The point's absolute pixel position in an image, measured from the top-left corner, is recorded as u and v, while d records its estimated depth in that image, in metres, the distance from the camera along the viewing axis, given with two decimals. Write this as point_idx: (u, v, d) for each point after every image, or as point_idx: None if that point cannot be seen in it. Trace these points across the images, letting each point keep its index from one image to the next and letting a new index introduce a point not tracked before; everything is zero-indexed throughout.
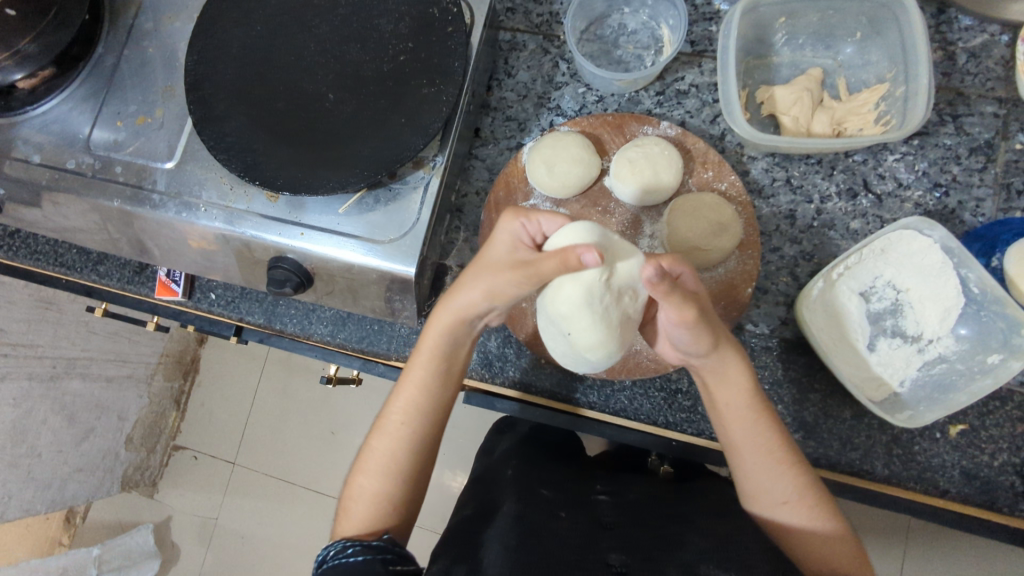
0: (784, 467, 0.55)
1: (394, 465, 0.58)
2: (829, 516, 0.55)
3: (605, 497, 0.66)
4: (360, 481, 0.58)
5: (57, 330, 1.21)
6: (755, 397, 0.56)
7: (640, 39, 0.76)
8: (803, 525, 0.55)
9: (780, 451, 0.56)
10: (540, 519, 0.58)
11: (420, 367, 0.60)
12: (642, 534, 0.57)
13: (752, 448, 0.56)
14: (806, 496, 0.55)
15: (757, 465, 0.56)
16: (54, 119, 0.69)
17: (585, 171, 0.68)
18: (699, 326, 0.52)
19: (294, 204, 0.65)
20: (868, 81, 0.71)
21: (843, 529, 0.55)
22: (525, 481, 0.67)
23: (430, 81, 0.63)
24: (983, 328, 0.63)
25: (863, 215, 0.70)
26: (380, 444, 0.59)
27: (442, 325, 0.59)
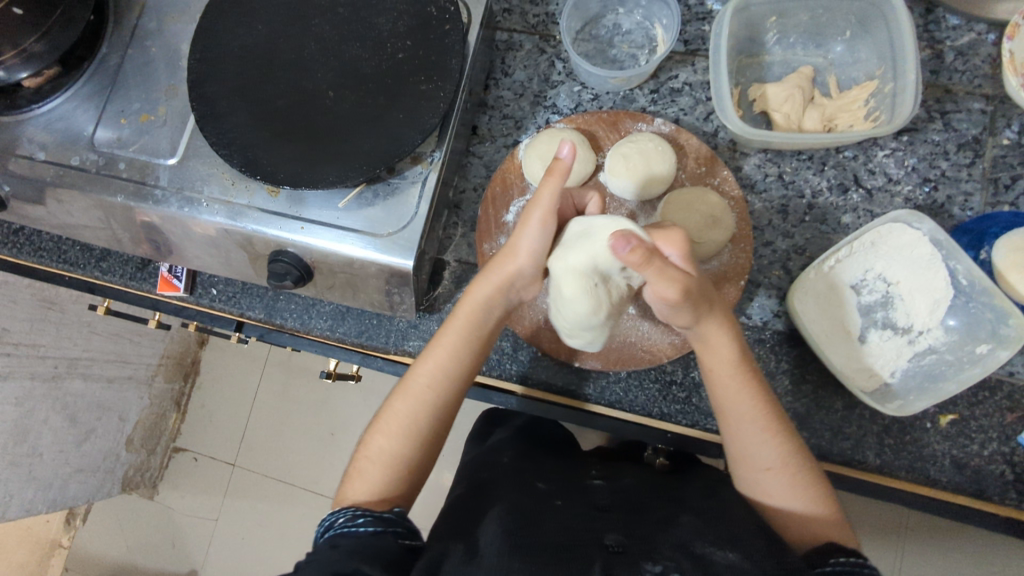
0: (769, 435, 0.57)
1: (415, 429, 0.59)
2: (811, 485, 0.57)
3: (601, 482, 0.68)
4: (377, 442, 0.59)
5: (59, 331, 1.22)
6: (739, 363, 0.58)
7: (635, 38, 0.78)
8: (785, 493, 0.57)
9: (767, 420, 0.57)
10: (535, 504, 0.60)
11: (452, 332, 0.61)
12: (637, 517, 0.58)
13: (738, 414, 0.57)
14: (789, 463, 0.57)
15: (743, 432, 0.57)
16: (58, 117, 0.70)
17: (580, 167, 0.69)
18: (683, 305, 0.54)
19: (295, 199, 0.66)
20: (858, 79, 0.72)
21: (824, 497, 0.57)
22: (520, 474, 0.68)
23: (428, 78, 0.64)
24: (972, 318, 0.64)
25: (854, 209, 0.71)
26: (402, 405, 0.60)
27: (482, 292, 0.61)
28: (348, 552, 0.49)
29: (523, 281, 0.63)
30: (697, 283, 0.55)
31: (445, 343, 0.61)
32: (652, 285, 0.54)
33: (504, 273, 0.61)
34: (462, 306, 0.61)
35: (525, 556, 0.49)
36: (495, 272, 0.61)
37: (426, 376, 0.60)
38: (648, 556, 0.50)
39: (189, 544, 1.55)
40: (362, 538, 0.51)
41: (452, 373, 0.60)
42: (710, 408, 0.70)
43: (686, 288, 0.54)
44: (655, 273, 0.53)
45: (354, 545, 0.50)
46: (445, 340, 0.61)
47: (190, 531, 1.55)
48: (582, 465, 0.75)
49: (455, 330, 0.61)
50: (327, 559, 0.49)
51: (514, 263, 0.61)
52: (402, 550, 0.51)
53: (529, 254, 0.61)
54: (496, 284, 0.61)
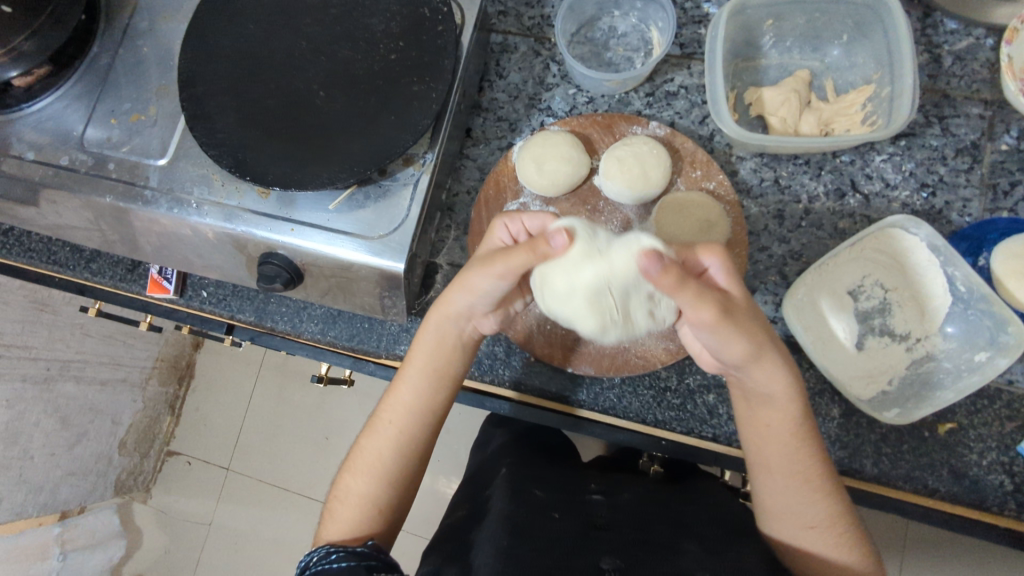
0: (821, 494, 0.55)
1: (380, 466, 0.58)
2: (851, 541, 0.55)
3: (600, 496, 0.67)
4: (349, 481, 0.59)
5: (51, 332, 1.21)
6: (797, 421, 0.56)
7: (630, 41, 0.77)
8: (827, 551, 0.55)
9: (817, 478, 0.56)
10: (531, 520, 0.58)
11: (412, 366, 0.61)
12: (633, 539, 0.57)
13: (790, 471, 0.55)
14: (832, 522, 0.55)
15: (794, 489, 0.55)
16: (49, 117, 0.69)
17: (573, 170, 0.68)
18: (724, 330, 0.51)
19: (285, 200, 0.66)
20: (855, 83, 0.72)
21: (861, 552, 0.55)
22: (518, 481, 0.68)
23: (420, 79, 0.63)
24: (971, 325, 0.63)
25: (851, 215, 0.70)
26: (369, 443, 0.60)
27: (434, 324, 0.60)
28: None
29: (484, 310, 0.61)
30: (737, 309, 0.51)
31: (405, 377, 0.60)
32: (687, 308, 0.51)
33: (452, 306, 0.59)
34: (418, 340, 0.61)
35: None
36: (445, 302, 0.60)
37: (388, 413, 0.60)
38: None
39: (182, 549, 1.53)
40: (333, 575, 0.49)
41: (411, 406, 0.60)
42: (705, 415, 0.69)
43: (726, 312, 0.51)
44: (690, 296, 0.50)
45: None
46: (405, 375, 0.61)
47: (183, 536, 1.54)
48: (581, 475, 0.74)
49: (414, 365, 0.61)
50: None
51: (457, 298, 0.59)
52: None
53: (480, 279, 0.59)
54: (444, 316, 0.60)
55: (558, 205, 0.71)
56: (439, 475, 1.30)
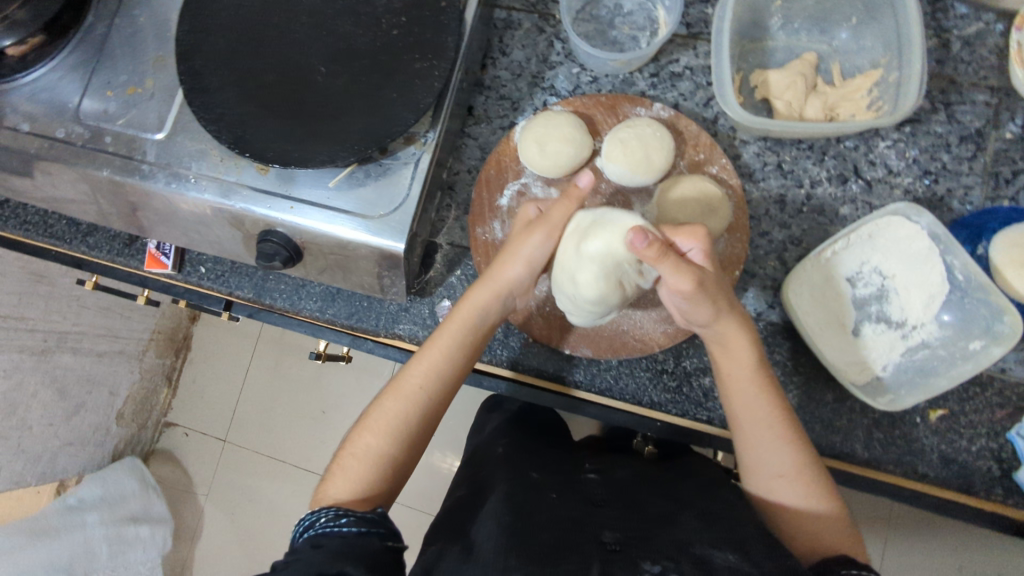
0: (784, 441, 0.57)
1: (404, 428, 0.58)
2: (821, 495, 0.56)
3: (595, 476, 0.68)
4: (366, 439, 0.57)
5: (48, 304, 1.20)
6: (753, 365, 0.59)
7: (636, 20, 0.76)
8: (798, 503, 0.56)
9: (781, 426, 0.57)
10: (531, 498, 0.60)
11: (446, 332, 0.61)
12: (631, 514, 0.58)
13: (754, 418, 0.57)
14: (798, 472, 0.56)
15: (757, 438, 0.57)
16: (43, 87, 0.68)
17: (576, 151, 0.67)
18: (697, 296, 0.55)
19: (285, 177, 0.65)
20: (862, 67, 0.71)
21: (834, 504, 0.56)
22: (516, 463, 0.69)
23: (423, 56, 0.62)
24: (967, 314, 0.64)
25: (853, 201, 0.70)
26: (392, 404, 0.59)
27: (478, 298, 0.62)
28: (330, 557, 0.47)
29: (518, 289, 0.64)
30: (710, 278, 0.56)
31: (441, 341, 0.61)
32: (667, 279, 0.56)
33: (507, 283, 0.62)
34: (458, 309, 0.62)
35: (518, 554, 0.50)
36: (493, 278, 0.62)
37: (416, 372, 0.60)
38: (646, 556, 0.50)
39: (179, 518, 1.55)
40: (345, 540, 0.49)
41: (445, 374, 0.60)
42: (700, 398, 0.70)
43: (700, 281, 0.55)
44: (669, 267, 0.55)
45: (337, 548, 0.48)
46: (439, 340, 0.61)
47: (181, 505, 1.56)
48: (576, 456, 0.75)
49: (450, 332, 0.61)
50: (311, 560, 0.47)
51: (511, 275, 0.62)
52: (387, 552, 0.50)
53: (526, 262, 0.63)
54: (493, 290, 0.62)
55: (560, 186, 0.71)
56: (435, 450, 1.31)
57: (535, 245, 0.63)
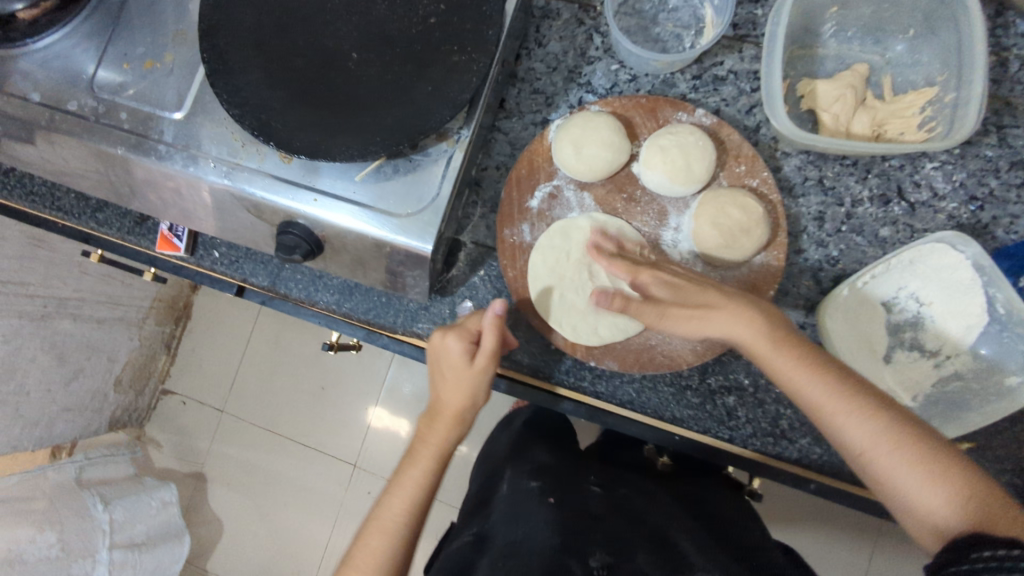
0: (847, 396, 0.52)
1: (401, 526, 0.60)
2: (940, 472, 0.49)
3: (598, 490, 0.71)
4: (366, 542, 0.59)
5: (48, 269, 1.17)
6: (784, 344, 0.55)
7: (681, 17, 0.72)
8: (892, 471, 0.50)
9: (840, 384, 0.53)
10: (529, 513, 0.64)
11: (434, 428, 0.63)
12: (626, 532, 0.62)
13: (772, 356, 0.55)
14: (891, 441, 0.51)
15: (792, 365, 0.54)
16: (55, 56, 0.64)
17: (613, 156, 0.65)
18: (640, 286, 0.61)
19: (309, 167, 0.62)
20: (915, 83, 0.68)
21: (945, 477, 0.49)
22: (517, 480, 0.73)
23: (461, 48, 0.59)
24: (1004, 348, 0.62)
25: (894, 222, 0.68)
26: (390, 508, 0.61)
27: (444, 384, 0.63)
28: None
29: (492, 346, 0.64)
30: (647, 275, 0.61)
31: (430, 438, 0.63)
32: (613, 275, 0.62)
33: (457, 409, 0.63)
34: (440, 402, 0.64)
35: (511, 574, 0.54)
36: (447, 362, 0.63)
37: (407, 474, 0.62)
38: None
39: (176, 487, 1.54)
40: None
41: (431, 467, 0.63)
42: (722, 416, 0.69)
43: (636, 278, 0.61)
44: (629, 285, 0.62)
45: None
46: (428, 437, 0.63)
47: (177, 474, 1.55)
48: (580, 465, 0.78)
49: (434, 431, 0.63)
50: None
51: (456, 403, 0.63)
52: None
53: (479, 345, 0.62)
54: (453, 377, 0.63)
55: (593, 190, 0.69)
56: None
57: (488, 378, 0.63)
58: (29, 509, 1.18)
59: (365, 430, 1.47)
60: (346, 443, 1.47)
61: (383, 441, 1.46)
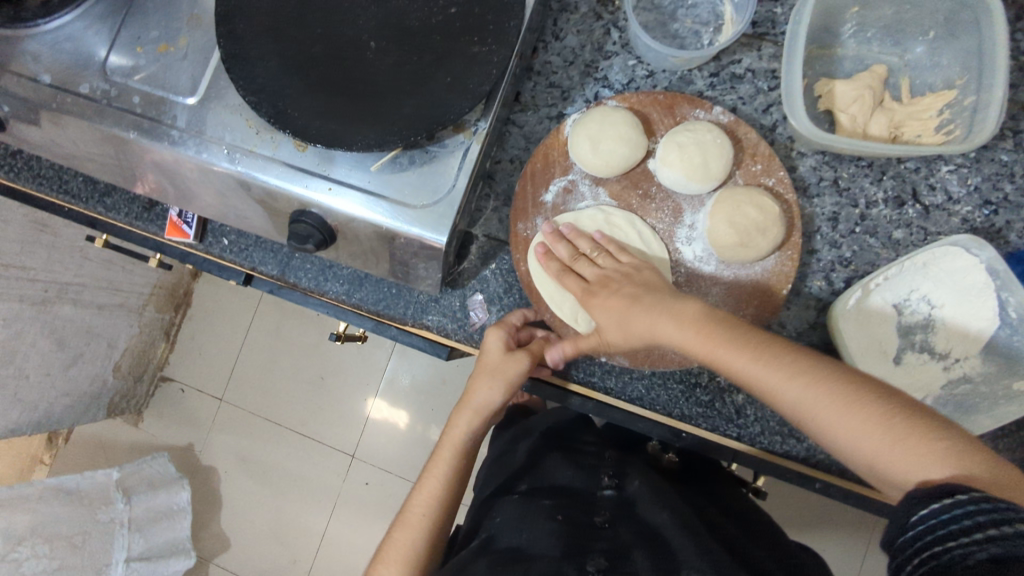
0: (768, 369, 0.51)
1: (427, 521, 0.66)
2: (874, 418, 0.46)
3: (611, 497, 0.75)
4: (396, 535, 0.66)
5: (50, 254, 1.16)
6: (713, 330, 0.53)
7: (700, 13, 0.71)
8: (836, 431, 0.48)
9: (755, 353, 0.51)
10: (536, 522, 0.68)
11: (461, 419, 0.70)
12: (627, 535, 0.66)
13: (695, 342, 0.54)
14: (838, 405, 0.47)
15: (712, 348, 0.53)
16: (67, 37, 0.64)
17: (629, 152, 0.65)
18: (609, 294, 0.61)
19: (324, 156, 0.61)
20: (934, 85, 0.68)
21: (878, 422, 0.46)
22: (531, 490, 0.77)
23: (481, 39, 0.58)
24: (1015, 352, 0.62)
25: (908, 225, 0.68)
26: (420, 497, 0.68)
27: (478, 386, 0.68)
28: None
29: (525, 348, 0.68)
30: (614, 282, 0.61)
31: (458, 424, 0.70)
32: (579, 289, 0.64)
33: (480, 405, 0.69)
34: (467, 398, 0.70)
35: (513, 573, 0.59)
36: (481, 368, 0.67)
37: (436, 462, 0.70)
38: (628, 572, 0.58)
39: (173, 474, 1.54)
40: None
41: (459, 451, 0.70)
42: (732, 414, 0.69)
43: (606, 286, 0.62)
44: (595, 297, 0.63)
45: None
46: (456, 426, 0.70)
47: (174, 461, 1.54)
48: (596, 466, 0.82)
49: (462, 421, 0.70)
50: None
51: (481, 397, 0.68)
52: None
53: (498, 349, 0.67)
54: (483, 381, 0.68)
55: (608, 186, 0.68)
56: None
57: (520, 371, 0.66)
58: (57, 543, 1.20)
59: (365, 420, 1.47)
60: (346, 434, 1.47)
61: (382, 432, 1.46)
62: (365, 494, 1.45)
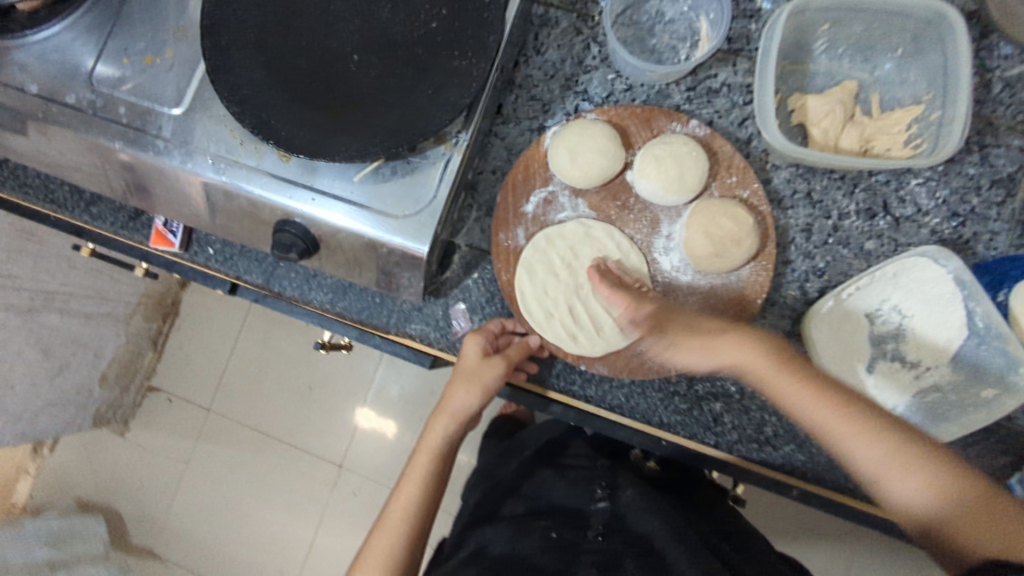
0: (852, 422, 0.56)
1: (407, 525, 0.68)
2: (939, 482, 0.52)
3: (604, 506, 0.76)
4: (376, 541, 0.68)
5: (36, 263, 1.16)
6: (788, 367, 0.59)
7: (677, 29, 0.73)
8: (899, 487, 0.54)
9: (843, 406, 0.57)
10: (530, 540, 0.71)
11: (439, 423, 0.72)
12: (618, 548, 0.68)
13: (780, 395, 0.59)
14: (898, 465, 0.54)
15: (795, 399, 0.58)
16: (54, 48, 0.65)
17: (608, 164, 0.66)
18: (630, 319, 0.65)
19: (307, 166, 0.63)
20: (903, 100, 0.70)
21: (944, 486, 0.52)
22: (530, 510, 0.79)
23: (461, 53, 0.60)
24: (981, 361, 0.64)
25: (879, 236, 0.70)
26: (398, 501, 0.70)
27: (456, 391, 0.70)
28: None
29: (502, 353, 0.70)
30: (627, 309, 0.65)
31: (436, 431, 0.72)
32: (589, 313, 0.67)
33: (457, 410, 0.71)
34: (444, 403, 0.72)
35: None
36: (460, 374, 0.69)
37: (415, 468, 0.71)
38: None
39: (159, 484, 1.53)
40: None
41: (438, 455, 0.71)
42: (709, 422, 0.70)
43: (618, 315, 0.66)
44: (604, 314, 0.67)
45: None
46: (434, 430, 0.73)
47: (159, 470, 1.53)
48: (591, 477, 0.82)
49: (442, 425, 0.72)
50: None
51: (457, 402, 0.70)
52: None
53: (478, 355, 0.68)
54: (462, 385, 0.70)
55: (587, 197, 0.70)
56: None
57: (497, 374, 0.68)
58: None
59: (353, 430, 1.47)
60: (333, 444, 1.47)
61: (370, 442, 1.46)
62: (352, 504, 1.45)
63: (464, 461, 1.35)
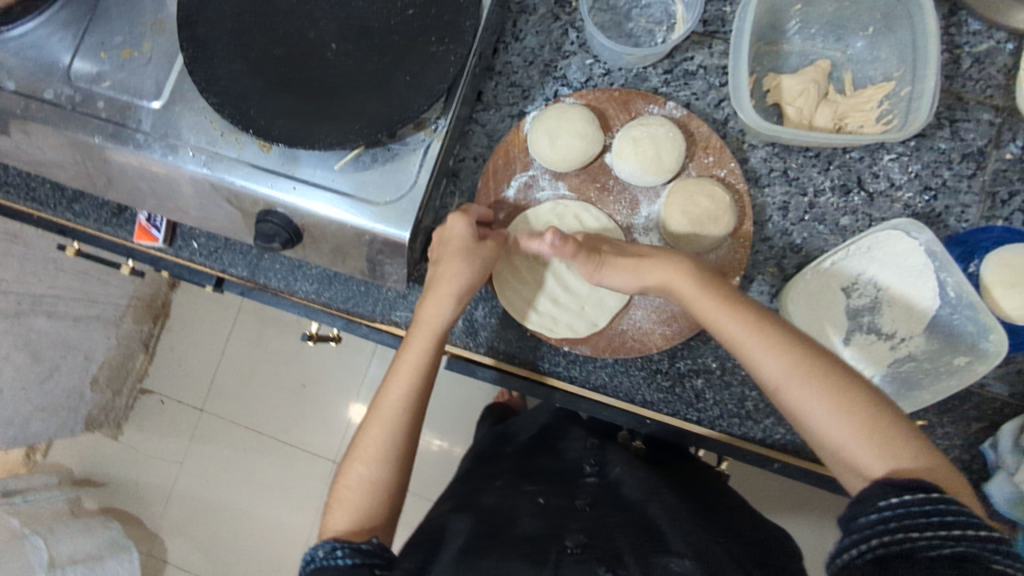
0: (758, 333, 0.55)
1: (401, 416, 0.61)
2: (859, 410, 0.51)
3: (592, 482, 0.76)
4: (374, 433, 0.61)
5: (22, 266, 1.14)
6: (712, 290, 0.58)
7: (653, 13, 0.74)
8: (813, 413, 0.52)
9: (747, 316, 0.56)
10: (511, 507, 0.69)
11: (435, 306, 0.64)
12: (605, 519, 0.66)
13: (701, 306, 0.58)
14: (802, 377, 0.52)
15: (710, 309, 0.57)
16: (31, 44, 0.64)
17: (586, 147, 0.67)
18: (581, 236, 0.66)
19: (287, 156, 0.63)
20: (874, 78, 0.71)
21: (856, 407, 0.51)
22: (510, 479, 0.77)
23: (438, 39, 0.61)
24: (954, 328, 0.66)
25: (854, 212, 0.71)
26: (394, 389, 0.62)
27: (456, 268, 0.64)
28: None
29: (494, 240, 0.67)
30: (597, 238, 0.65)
31: (428, 313, 0.64)
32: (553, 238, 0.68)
33: (456, 294, 0.64)
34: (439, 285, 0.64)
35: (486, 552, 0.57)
36: (458, 253, 0.64)
37: (409, 354, 0.63)
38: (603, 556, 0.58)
39: (153, 483, 1.53)
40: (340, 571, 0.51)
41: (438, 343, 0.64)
42: (691, 399, 0.71)
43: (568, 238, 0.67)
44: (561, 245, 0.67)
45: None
46: (433, 310, 0.64)
47: (153, 470, 1.53)
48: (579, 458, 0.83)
49: (439, 308, 0.64)
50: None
51: (455, 282, 0.64)
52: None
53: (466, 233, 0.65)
54: (457, 263, 0.64)
55: (567, 180, 0.71)
56: None
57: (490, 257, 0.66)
58: None
59: (348, 424, 1.47)
60: (328, 438, 1.48)
61: None
62: None
63: (458, 451, 1.36)
